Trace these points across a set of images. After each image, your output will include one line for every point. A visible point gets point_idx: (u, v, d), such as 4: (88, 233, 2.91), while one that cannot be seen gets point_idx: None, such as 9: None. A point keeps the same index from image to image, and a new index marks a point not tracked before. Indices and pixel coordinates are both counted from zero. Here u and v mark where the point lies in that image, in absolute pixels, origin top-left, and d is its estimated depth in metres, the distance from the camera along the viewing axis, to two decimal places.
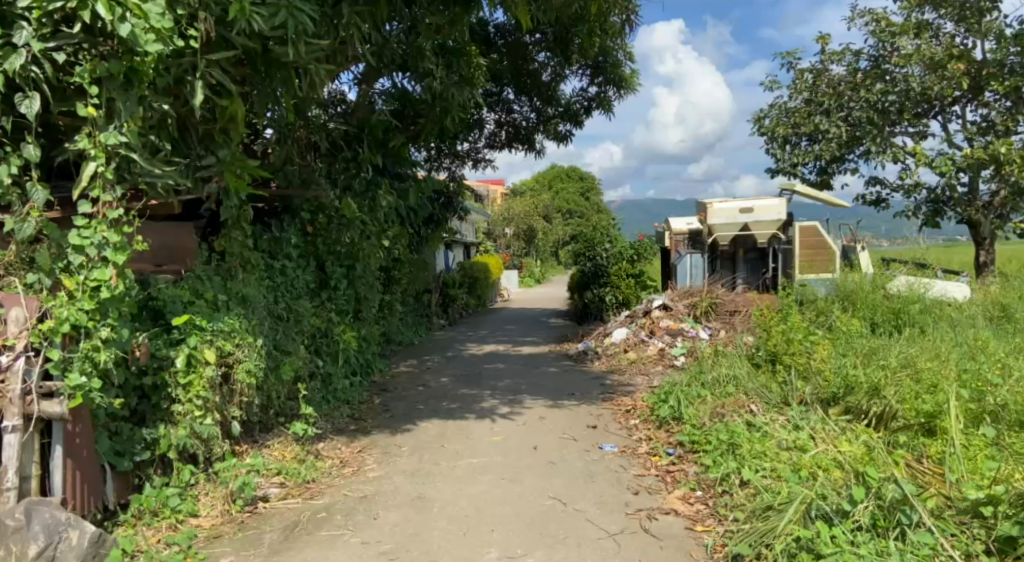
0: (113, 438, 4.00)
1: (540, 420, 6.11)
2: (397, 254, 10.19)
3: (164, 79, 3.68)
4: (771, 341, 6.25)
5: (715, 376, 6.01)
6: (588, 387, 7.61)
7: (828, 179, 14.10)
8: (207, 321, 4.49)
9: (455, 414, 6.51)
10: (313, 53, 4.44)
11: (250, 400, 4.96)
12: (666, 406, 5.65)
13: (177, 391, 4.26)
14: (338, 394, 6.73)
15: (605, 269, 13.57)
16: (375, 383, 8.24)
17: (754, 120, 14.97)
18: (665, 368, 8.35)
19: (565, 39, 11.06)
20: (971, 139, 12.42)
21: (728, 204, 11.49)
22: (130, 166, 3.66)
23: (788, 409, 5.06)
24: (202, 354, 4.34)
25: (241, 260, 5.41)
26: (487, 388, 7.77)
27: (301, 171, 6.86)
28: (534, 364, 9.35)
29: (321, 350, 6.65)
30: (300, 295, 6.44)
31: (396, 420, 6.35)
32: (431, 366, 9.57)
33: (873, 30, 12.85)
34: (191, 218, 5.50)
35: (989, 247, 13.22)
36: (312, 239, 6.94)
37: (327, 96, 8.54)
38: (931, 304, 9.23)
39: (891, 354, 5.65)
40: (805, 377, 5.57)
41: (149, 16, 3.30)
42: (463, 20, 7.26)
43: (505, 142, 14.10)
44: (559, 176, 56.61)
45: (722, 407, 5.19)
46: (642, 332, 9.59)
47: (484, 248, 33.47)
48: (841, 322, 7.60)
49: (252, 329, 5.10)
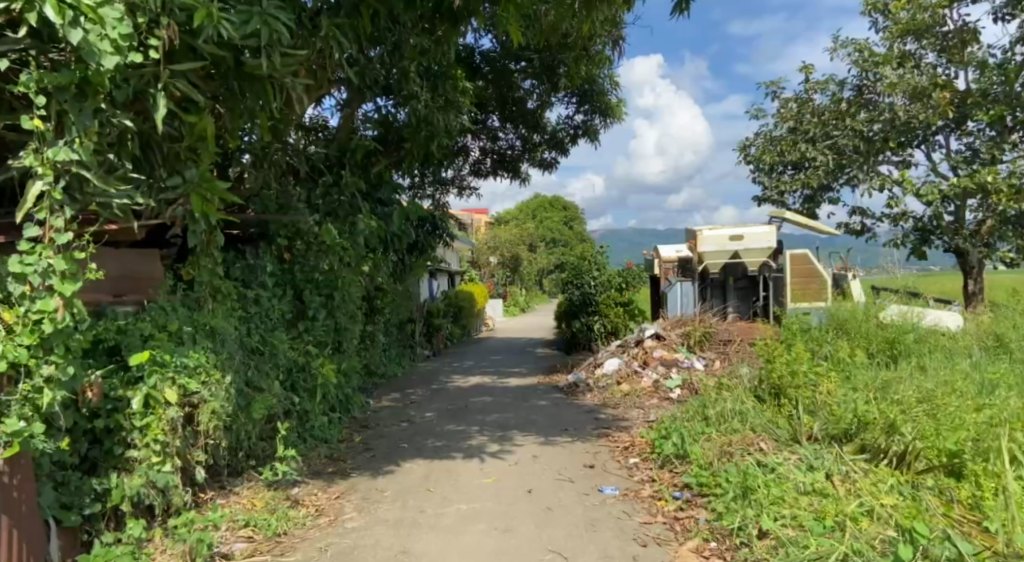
0: (59, 488, 3.57)
1: (532, 459, 5.72)
2: (380, 283, 9.83)
3: (123, 91, 3.30)
4: (773, 373, 5.95)
5: (718, 410, 5.68)
6: (582, 422, 7.24)
7: (814, 208, 14.06)
8: (170, 357, 4.08)
9: (441, 452, 6.09)
10: (290, 66, 4.08)
11: (217, 441, 4.54)
12: (669, 443, 5.31)
13: (133, 435, 3.85)
14: (315, 432, 6.30)
15: (594, 297, 13.32)
16: (355, 419, 7.78)
17: (739, 148, 14.97)
18: (660, 402, 8.02)
19: (552, 66, 10.91)
20: (956, 167, 12.44)
21: (717, 231, 11.32)
22: (81, 185, 3.27)
23: (799, 447, 4.78)
24: (162, 394, 3.94)
25: (210, 289, 5.04)
26: (475, 424, 7.36)
27: (278, 197, 6.53)
28: (523, 397, 8.97)
29: (299, 386, 6.21)
30: (276, 326, 6.06)
31: (377, 460, 5.92)
32: (415, 400, 9.11)
33: (856, 60, 12.90)
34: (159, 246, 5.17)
35: (977, 276, 13.18)
36: (290, 268, 6.57)
37: (308, 120, 8.30)
38: (927, 334, 9.04)
39: (904, 388, 5.37)
40: (812, 412, 5.29)
41: (106, 22, 2.92)
42: (448, 42, 7.01)
43: (490, 170, 13.74)
44: (543, 206, 56.71)
45: (730, 445, 4.87)
46: (635, 362, 9.28)
47: (469, 276, 33.25)
48: (843, 353, 7.32)
49: (221, 365, 4.70)
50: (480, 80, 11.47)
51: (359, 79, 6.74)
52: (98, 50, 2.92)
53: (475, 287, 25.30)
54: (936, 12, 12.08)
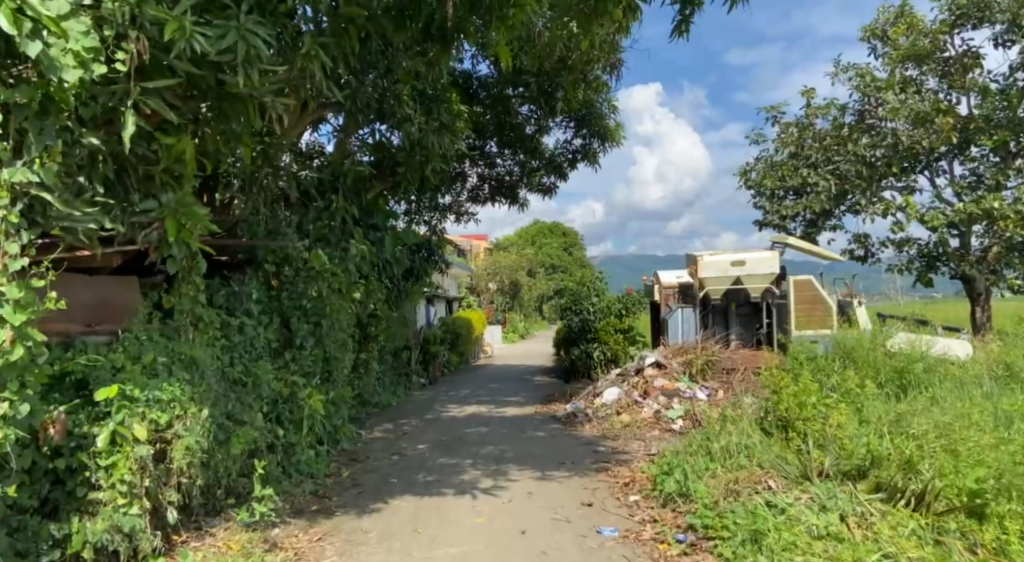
0: (13, 534, 3.30)
1: (527, 496, 5.42)
2: (373, 310, 9.62)
3: (90, 108, 3.12)
4: (781, 405, 5.70)
5: (722, 443, 5.41)
6: (580, 455, 6.95)
7: (815, 233, 13.89)
8: (140, 391, 3.81)
9: (432, 488, 5.80)
10: (272, 84, 3.92)
11: (193, 479, 4.27)
12: (671, 480, 5.04)
13: (98, 475, 3.58)
14: (301, 467, 6.02)
15: (592, 324, 13.09)
16: (344, 452, 7.50)
17: (739, 173, 14.85)
18: (663, 433, 7.76)
19: (549, 90, 10.80)
20: (961, 193, 12.25)
21: (718, 256, 11.17)
22: (44, 208, 3.06)
23: (809, 484, 4.53)
24: (130, 431, 3.65)
25: (192, 317, 4.79)
26: (469, 457, 7.07)
27: (267, 222, 6.37)
28: (520, 428, 8.67)
29: (284, 418, 5.94)
30: (261, 355, 5.82)
31: (364, 497, 5.62)
32: (408, 431, 8.81)
33: (858, 84, 12.85)
34: (141, 272, 4.95)
35: (984, 304, 12.89)
36: (277, 294, 6.33)
37: (302, 145, 8.21)
38: (935, 363, 8.79)
39: (920, 421, 5.11)
40: (822, 446, 5.04)
41: (68, 35, 2.75)
42: (442, 64, 6.91)
43: (488, 196, 13.58)
44: (542, 232, 56.76)
45: (737, 483, 4.60)
46: (635, 392, 8.98)
47: (468, 301, 33.00)
48: (853, 385, 7.07)
49: (199, 399, 4.44)
50: (478, 105, 11.41)
51: (351, 102, 6.64)
52: (59, 64, 2.75)
53: (474, 313, 25.04)
54: (937, 37, 12.13)
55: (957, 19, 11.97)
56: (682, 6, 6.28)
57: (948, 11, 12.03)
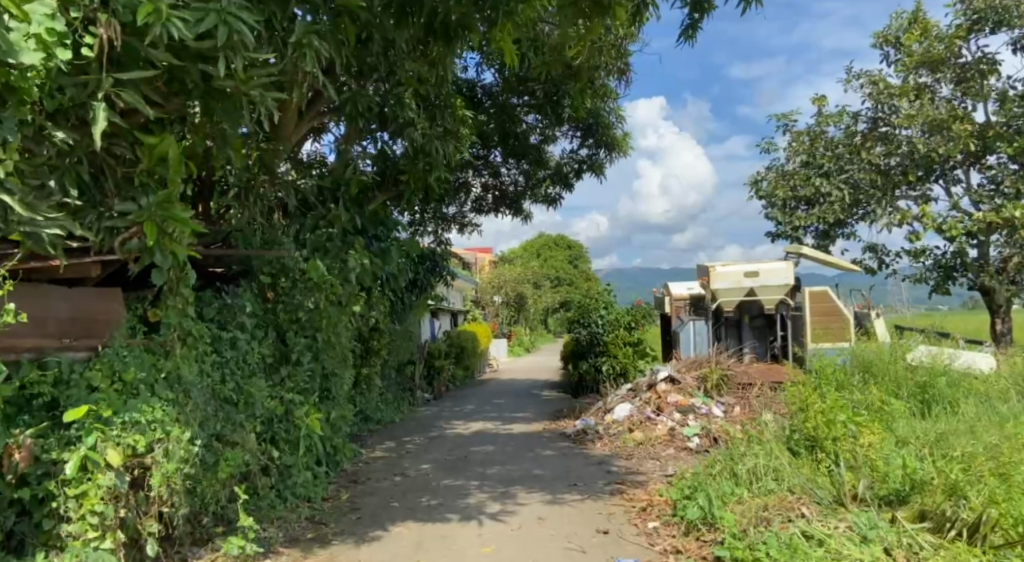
0: None
1: (538, 522, 5.06)
2: (374, 323, 9.30)
3: (55, 101, 2.84)
4: (808, 424, 5.32)
5: (747, 466, 5.04)
6: (592, 475, 6.59)
7: (829, 244, 13.53)
8: (115, 413, 3.49)
9: (435, 513, 5.44)
10: (260, 76, 3.63)
11: (177, 507, 3.93)
12: (694, 506, 4.67)
13: (67, 506, 3.25)
14: (297, 490, 5.69)
15: (601, 337, 12.77)
16: (344, 474, 7.16)
17: (750, 182, 14.55)
18: (678, 452, 7.41)
19: (554, 98, 10.39)
20: (979, 203, 11.97)
21: (731, 267, 10.67)
22: (5, 211, 2.78)
23: (845, 512, 4.18)
24: (104, 456, 3.32)
25: (181, 332, 4.47)
26: (474, 478, 6.69)
27: (263, 231, 6.10)
28: (527, 446, 8.30)
29: (279, 438, 5.63)
30: (255, 371, 5.52)
31: (364, 524, 5.26)
32: (411, 450, 8.46)
33: (871, 92, 12.56)
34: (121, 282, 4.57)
35: (1004, 315, 12.49)
36: (272, 307, 6.02)
37: (303, 154, 7.99)
38: (959, 377, 8.38)
39: (964, 444, 4.82)
40: (855, 470, 4.72)
41: (29, 17, 2.48)
42: (445, 65, 6.65)
43: (492, 207, 13.34)
44: (546, 244, 56.51)
45: (767, 510, 4.25)
46: (648, 408, 8.62)
47: (472, 315, 32.60)
48: (880, 402, 6.69)
49: (182, 421, 4.13)
50: (482, 114, 11.15)
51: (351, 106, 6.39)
52: (19, 48, 2.47)
53: (477, 326, 24.62)
54: (952, 43, 11.85)
55: (974, 23, 11.67)
56: (691, 8, 5.98)
57: (963, 15, 11.75)
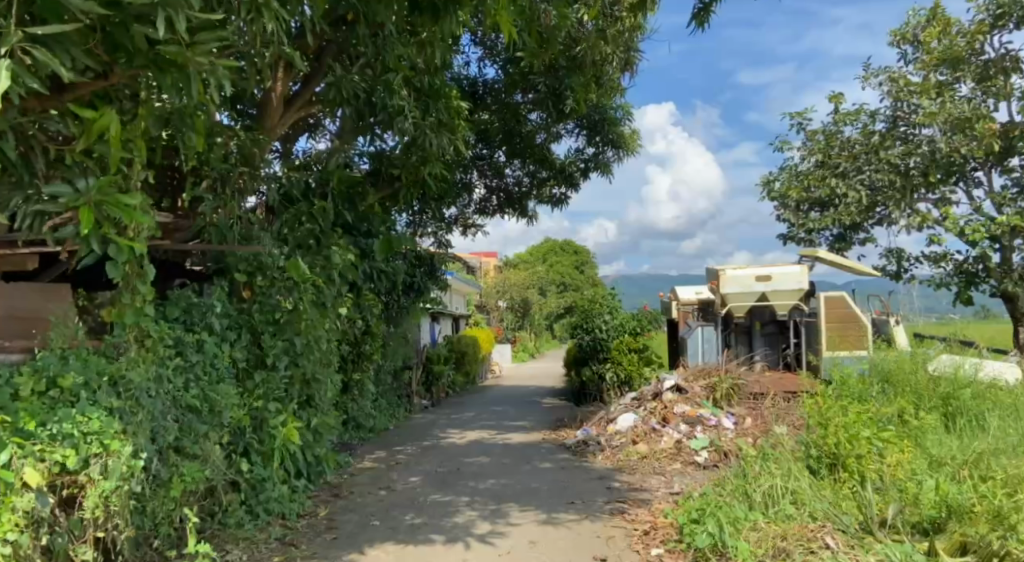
0: None
1: (529, 547, 4.56)
2: (366, 326, 8.87)
3: None
4: (827, 440, 4.84)
5: (763, 487, 4.53)
6: (592, 491, 6.11)
7: (845, 248, 13.01)
8: (38, 424, 3.03)
9: (418, 534, 4.96)
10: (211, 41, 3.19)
11: (118, 530, 3.48)
12: (702, 532, 4.18)
13: None
14: (270, 506, 5.32)
15: (605, 343, 12.32)
16: (326, 487, 6.72)
17: (762, 183, 14.03)
18: (684, 467, 6.94)
19: (557, 91, 9.63)
20: (1001, 206, 11.44)
21: (742, 270, 10.10)
22: None
23: (875, 543, 3.70)
24: (21, 477, 2.81)
25: (137, 334, 4.02)
26: (465, 494, 6.21)
27: (240, 225, 5.70)
28: (524, 458, 7.83)
29: (250, 450, 5.23)
30: (224, 376, 5.09)
31: (338, 546, 4.79)
32: (402, 460, 8.01)
33: (890, 90, 12.10)
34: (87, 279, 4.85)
35: None
36: (246, 308, 5.58)
37: (293, 148, 7.62)
38: (985, 389, 7.81)
39: (1005, 467, 4.38)
40: (883, 492, 4.26)
41: None
42: (436, 47, 6.34)
43: (496, 209, 12.81)
44: (553, 250, 56.10)
45: (788, 540, 3.76)
46: (653, 419, 8.15)
47: (477, 320, 32.17)
48: (904, 415, 6.20)
49: (132, 431, 3.67)
50: (484, 110, 10.76)
51: (336, 93, 6.07)
52: None
53: (481, 331, 24.17)
54: (974, 38, 11.36)
55: (997, 19, 11.18)
56: None
57: (986, 10, 11.25)
